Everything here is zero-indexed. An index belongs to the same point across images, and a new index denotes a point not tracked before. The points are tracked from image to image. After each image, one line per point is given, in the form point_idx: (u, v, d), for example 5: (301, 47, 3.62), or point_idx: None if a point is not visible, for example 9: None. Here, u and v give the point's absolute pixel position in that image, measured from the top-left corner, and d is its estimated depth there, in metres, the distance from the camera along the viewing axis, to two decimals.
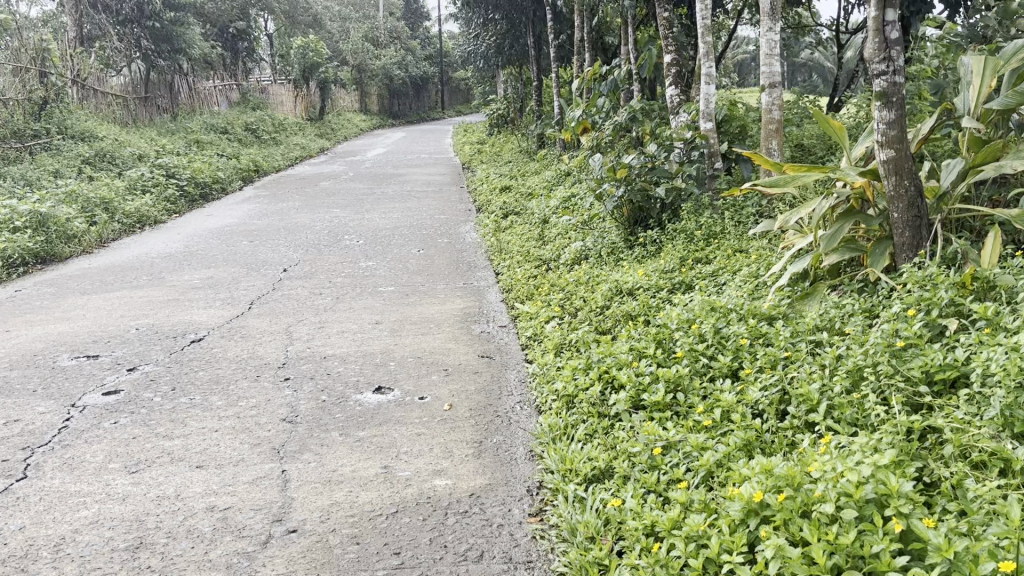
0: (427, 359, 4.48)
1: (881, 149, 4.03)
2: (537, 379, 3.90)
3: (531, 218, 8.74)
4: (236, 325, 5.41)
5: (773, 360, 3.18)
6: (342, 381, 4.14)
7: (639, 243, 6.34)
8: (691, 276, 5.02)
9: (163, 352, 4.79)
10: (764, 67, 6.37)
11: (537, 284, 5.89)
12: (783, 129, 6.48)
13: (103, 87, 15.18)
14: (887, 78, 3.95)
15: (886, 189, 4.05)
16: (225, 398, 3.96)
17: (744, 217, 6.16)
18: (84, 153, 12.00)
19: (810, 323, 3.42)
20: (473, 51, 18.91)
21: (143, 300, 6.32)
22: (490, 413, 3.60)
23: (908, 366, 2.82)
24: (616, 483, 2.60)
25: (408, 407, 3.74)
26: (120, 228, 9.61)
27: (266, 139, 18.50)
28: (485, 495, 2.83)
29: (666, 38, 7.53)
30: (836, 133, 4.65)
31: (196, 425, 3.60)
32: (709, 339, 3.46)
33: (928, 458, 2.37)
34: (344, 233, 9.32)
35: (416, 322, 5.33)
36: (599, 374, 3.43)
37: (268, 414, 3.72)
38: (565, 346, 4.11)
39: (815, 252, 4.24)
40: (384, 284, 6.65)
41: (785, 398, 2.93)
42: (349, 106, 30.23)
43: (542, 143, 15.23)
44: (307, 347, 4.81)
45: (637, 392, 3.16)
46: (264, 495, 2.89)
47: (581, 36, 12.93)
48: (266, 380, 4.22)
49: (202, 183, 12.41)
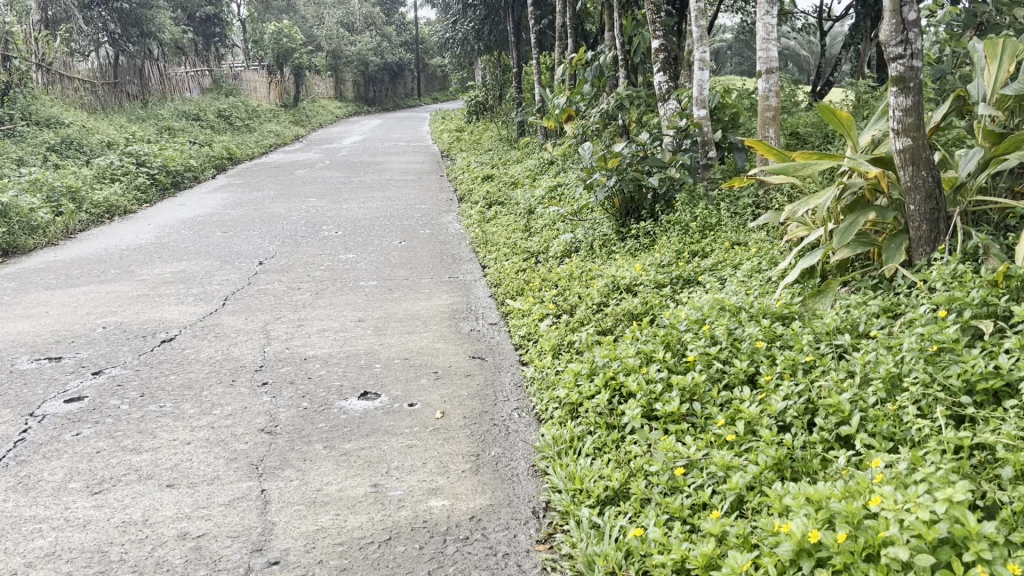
0: (415, 360, 4.21)
1: (897, 137, 3.80)
2: (535, 384, 3.65)
3: (517, 208, 8.48)
4: (210, 323, 5.11)
5: (794, 365, 2.96)
6: (325, 386, 3.86)
7: (632, 235, 6.11)
8: (690, 270, 4.78)
9: (131, 354, 4.48)
10: (761, 52, 6.11)
11: (527, 278, 5.62)
12: (780, 117, 6.18)
13: (70, 72, 14.71)
14: (904, 62, 3.71)
15: (902, 180, 3.83)
16: (199, 406, 3.67)
17: (741, 209, 5.93)
18: (50, 140, 11.57)
19: (829, 324, 3.19)
20: (450, 38, 18.58)
21: (110, 295, 6.00)
22: (486, 422, 3.34)
23: (945, 374, 2.58)
24: (634, 506, 2.36)
25: (396, 415, 3.47)
26: (87, 219, 9.22)
27: (239, 126, 18.06)
28: (488, 518, 2.58)
29: (654, 24, 7.23)
30: (844, 121, 4.43)
31: (166, 437, 3.31)
32: (723, 342, 3.22)
33: (981, 479, 2.14)
34: (322, 224, 8.99)
35: (401, 320, 5.05)
36: (605, 380, 3.17)
37: (245, 424, 3.43)
38: (564, 348, 3.87)
39: (825, 246, 4.01)
40: (365, 278, 6.36)
41: (811, 408, 2.70)
42: (324, 93, 29.75)
43: (523, 131, 14.96)
44: (286, 347, 4.52)
45: (648, 401, 2.91)
46: (242, 519, 2.62)
47: (563, 21, 12.66)
48: (242, 385, 3.92)
49: (174, 171, 12.01)
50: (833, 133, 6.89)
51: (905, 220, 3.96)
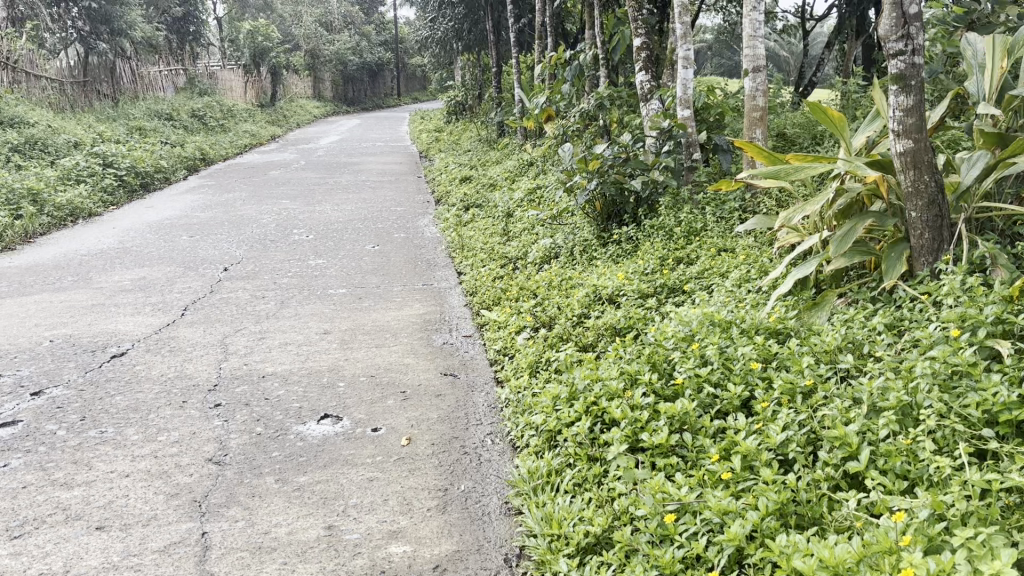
0: (381, 378, 3.91)
1: (897, 140, 3.55)
2: (509, 406, 3.37)
3: (494, 211, 8.20)
4: (166, 336, 4.78)
5: (793, 390, 2.70)
6: (282, 409, 3.56)
7: (614, 240, 5.86)
8: (676, 278, 4.54)
9: (77, 372, 4.15)
10: (748, 49, 5.85)
11: (504, 287, 5.34)
12: (768, 117, 5.92)
13: (36, 70, 14.28)
14: (905, 60, 3.46)
15: (903, 185, 3.58)
16: (143, 431, 3.35)
17: (727, 214, 5.68)
18: (12, 140, 11.17)
19: (829, 342, 2.94)
20: (428, 37, 18.25)
21: (63, 305, 5.65)
22: (456, 450, 3.06)
23: (962, 404, 2.32)
24: (620, 558, 2.10)
25: (358, 441, 3.18)
26: (49, 222, 8.85)
27: (213, 126, 17.64)
28: (454, 568, 2.30)
29: (635, 21, 6.94)
30: (837, 122, 4.16)
31: (103, 469, 2.99)
32: (715, 362, 2.95)
33: (1011, 528, 1.88)
34: (292, 227, 8.68)
35: (369, 332, 4.75)
36: (586, 406, 2.88)
37: (192, 453, 3.13)
38: (542, 366, 3.59)
39: (822, 255, 3.75)
40: (335, 286, 6.05)
41: (813, 440, 2.44)
42: (302, 92, 29.32)
43: (502, 131, 14.68)
44: (244, 363, 4.22)
45: (632, 430, 2.64)
46: (176, 570, 2.33)
47: (543, 20, 12.35)
48: (192, 408, 3.60)
49: (143, 172, 11.63)
50: (821, 134, 6.65)
51: (906, 227, 3.71)
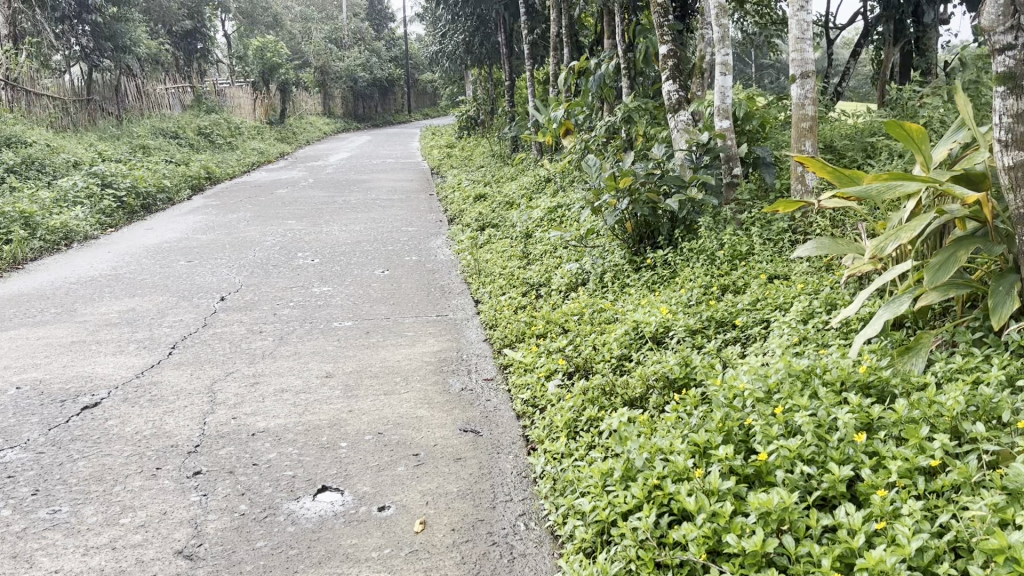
0: (391, 438, 3.32)
1: (1005, 150, 2.96)
2: (546, 479, 2.80)
3: (512, 231, 7.63)
4: (147, 381, 4.20)
5: (912, 470, 2.13)
6: (272, 479, 2.98)
7: (647, 266, 5.30)
8: (724, 311, 3.96)
9: (38, 429, 3.57)
10: (793, 53, 5.24)
11: (528, 320, 4.76)
12: (817, 127, 5.35)
13: (37, 88, 13.85)
14: (1016, 55, 2.86)
15: (1013, 205, 2.98)
16: (104, 511, 2.76)
17: (776, 235, 5.09)
18: (9, 160, 10.68)
19: (951, 406, 2.33)
20: (439, 52, 17.75)
21: (40, 343, 5.09)
22: (481, 540, 2.49)
23: None
24: None
25: (361, 525, 2.61)
26: (41, 246, 8.32)
27: (220, 144, 17.15)
28: None
29: (659, 27, 6.27)
30: (922, 135, 3.54)
31: (46, 567, 2.43)
32: (806, 432, 2.37)
33: None
34: (297, 250, 8.14)
35: (377, 375, 4.18)
36: (646, 488, 2.30)
37: (159, 542, 2.55)
38: (584, 427, 3.02)
39: (916, 289, 3.16)
40: (341, 317, 5.50)
41: (959, 551, 1.85)
42: (313, 109, 28.91)
43: (517, 147, 14.12)
44: (231, 417, 3.63)
45: (713, 528, 2.06)
46: None
47: (557, 32, 11.80)
48: (166, 477, 3.02)
49: (144, 192, 11.09)
50: (873, 145, 6.06)
51: (1016, 256, 3.10)
